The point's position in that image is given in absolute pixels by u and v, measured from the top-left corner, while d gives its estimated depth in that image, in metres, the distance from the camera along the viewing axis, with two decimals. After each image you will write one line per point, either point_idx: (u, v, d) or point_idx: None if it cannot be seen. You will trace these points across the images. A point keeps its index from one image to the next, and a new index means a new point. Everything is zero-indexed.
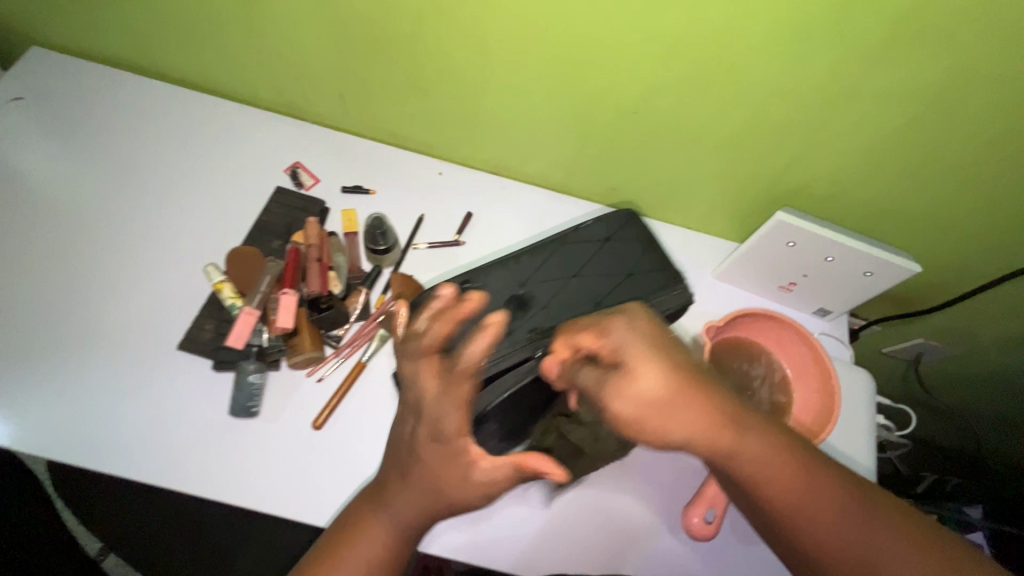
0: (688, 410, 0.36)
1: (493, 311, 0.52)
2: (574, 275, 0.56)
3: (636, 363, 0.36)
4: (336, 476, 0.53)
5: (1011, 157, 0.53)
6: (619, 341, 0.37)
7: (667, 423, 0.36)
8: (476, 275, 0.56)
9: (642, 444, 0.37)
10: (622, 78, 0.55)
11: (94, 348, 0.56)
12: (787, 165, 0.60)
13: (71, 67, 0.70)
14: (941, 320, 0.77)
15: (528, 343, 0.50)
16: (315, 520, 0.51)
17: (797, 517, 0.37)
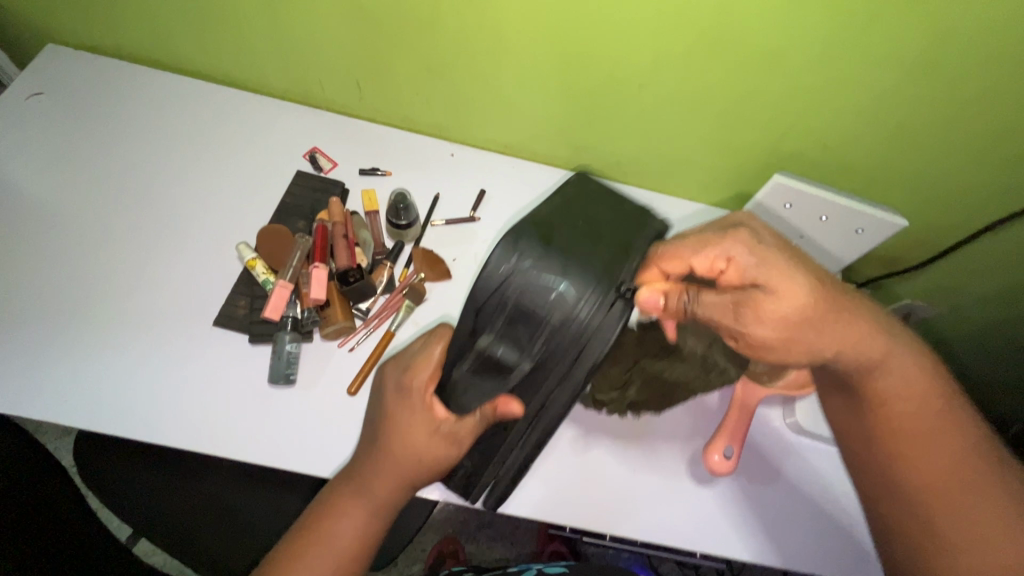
0: (815, 319, 0.46)
1: (575, 244, 0.52)
2: (620, 205, 0.57)
3: (773, 283, 0.46)
4: (345, 429, 0.56)
5: (986, 115, 0.58)
6: (753, 262, 0.46)
7: (795, 328, 0.46)
8: (543, 216, 0.54)
9: (768, 352, 0.47)
10: (628, 55, 0.59)
11: (131, 326, 0.58)
12: (782, 133, 0.64)
13: (88, 61, 0.72)
14: (927, 279, 0.82)
15: (620, 263, 0.52)
16: (320, 470, 0.54)
17: (890, 403, 0.47)
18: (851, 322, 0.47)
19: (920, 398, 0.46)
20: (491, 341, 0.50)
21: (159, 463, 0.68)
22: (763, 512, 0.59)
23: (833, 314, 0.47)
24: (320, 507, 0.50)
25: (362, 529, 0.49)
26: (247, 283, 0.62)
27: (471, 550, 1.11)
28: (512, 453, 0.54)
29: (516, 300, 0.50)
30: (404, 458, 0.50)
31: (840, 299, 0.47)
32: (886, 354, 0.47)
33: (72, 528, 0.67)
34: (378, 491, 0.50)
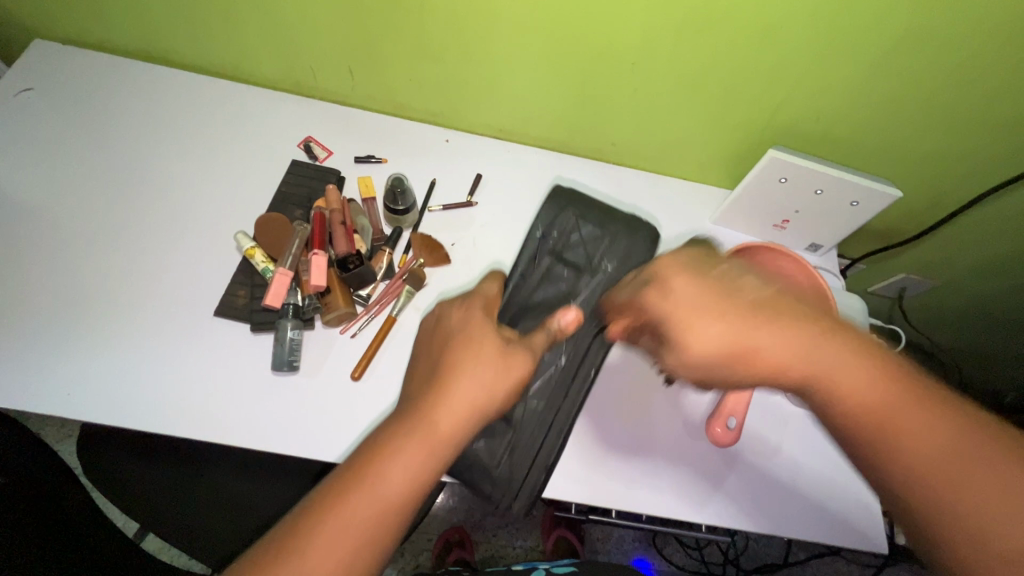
0: (735, 362, 0.42)
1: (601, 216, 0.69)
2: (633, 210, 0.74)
3: (682, 331, 0.42)
4: (346, 415, 0.56)
5: (977, 85, 0.58)
6: (659, 308, 0.44)
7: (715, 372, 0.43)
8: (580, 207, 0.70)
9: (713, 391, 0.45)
10: (620, 33, 0.58)
11: (133, 318, 0.58)
12: (774, 109, 0.64)
13: (77, 56, 0.71)
14: (920, 252, 0.83)
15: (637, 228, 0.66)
16: (328, 455, 0.55)
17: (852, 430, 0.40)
18: (775, 339, 0.41)
19: (881, 381, 0.39)
20: (552, 262, 0.62)
21: (164, 460, 0.69)
22: (766, 484, 0.61)
23: (757, 339, 0.41)
24: (359, 457, 0.38)
25: (416, 479, 0.38)
26: (247, 272, 0.62)
27: (477, 538, 1.12)
28: (562, 410, 0.57)
29: (574, 221, 0.63)
30: (466, 389, 0.43)
31: (762, 311, 0.42)
32: (822, 351, 0.40)
33: (84, 526, 0.68)
34: (442, 427, 0.40)
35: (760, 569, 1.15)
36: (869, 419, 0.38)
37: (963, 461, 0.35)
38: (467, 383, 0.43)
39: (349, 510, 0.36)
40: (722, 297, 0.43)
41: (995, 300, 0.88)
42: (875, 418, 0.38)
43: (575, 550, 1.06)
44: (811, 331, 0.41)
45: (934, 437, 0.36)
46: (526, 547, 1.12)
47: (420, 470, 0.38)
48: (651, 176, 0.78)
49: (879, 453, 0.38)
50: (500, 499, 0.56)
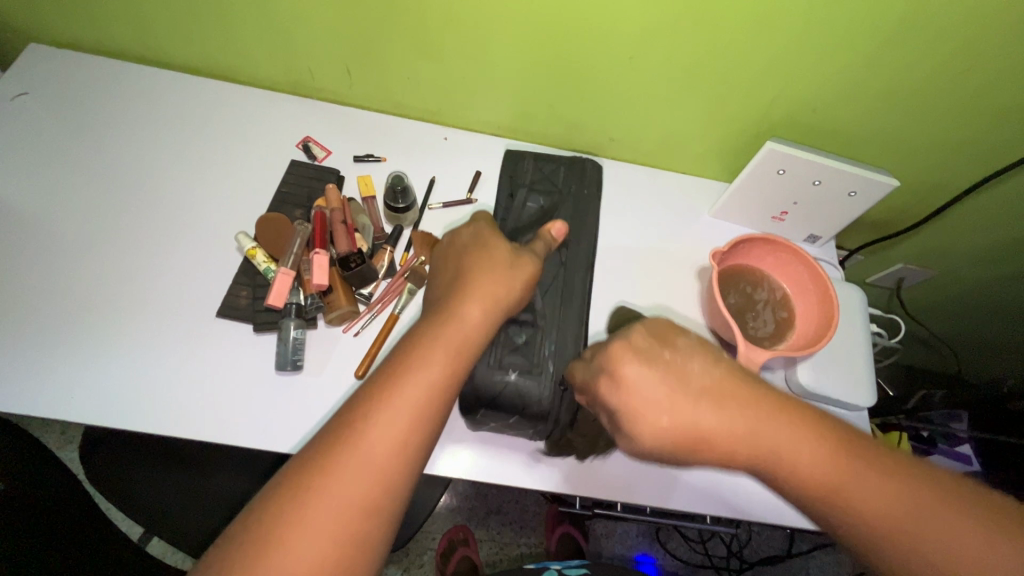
0: (689, 448, 0.44)
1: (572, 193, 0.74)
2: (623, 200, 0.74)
3: (635, 421, 0.45)
4: (306, 405, 0.56)
5: (971, 75, 0.59)
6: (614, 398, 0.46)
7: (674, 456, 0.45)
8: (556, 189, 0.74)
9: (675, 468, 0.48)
10: (618, 27, 0.58)
11: (135, 321, 0.58)
12: (770, 102, 0.65)
13: (73, 60, 0.71)
14: (917, 242, 0.84)
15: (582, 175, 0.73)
16: (282, 445, 0.54)
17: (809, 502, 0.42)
18: (724, 423, 0.43)
19: (834, 451, 0.41)
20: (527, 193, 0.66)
21: (169, 464, 0.69)
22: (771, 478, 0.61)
23: (709, 423, 0.43)
24: (404, 348, 0.44)
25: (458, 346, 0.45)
26: (248, 273, 0.62)
27: (482, 536, 1.12)
28: (568, 304, 0.60)
29: (534, 160, 0.68)
30: (483, 289, 0.49)
31: (711, 394, 0.44)
32: (775, 428, 0.43)
33: (88, 531, 0.68)
34: (468, 315, 0.47)
35: (764, 562, 1.16)
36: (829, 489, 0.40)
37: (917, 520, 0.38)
38: (487, 277, 0.50)
39: (408, 384, 0.41)
40: (672, 386, 0.45)
41: (990, 289, 0.89)
42: (833, 486, 0.40)
43: (580, 547, 1.06)
44: (761, 410, 0.43)
45: (892, 500, 0.39)
46: (531, 544, 1.13)
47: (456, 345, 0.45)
48: (649, 170, 0.78)
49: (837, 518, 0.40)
50: (547, 411, 0.55)
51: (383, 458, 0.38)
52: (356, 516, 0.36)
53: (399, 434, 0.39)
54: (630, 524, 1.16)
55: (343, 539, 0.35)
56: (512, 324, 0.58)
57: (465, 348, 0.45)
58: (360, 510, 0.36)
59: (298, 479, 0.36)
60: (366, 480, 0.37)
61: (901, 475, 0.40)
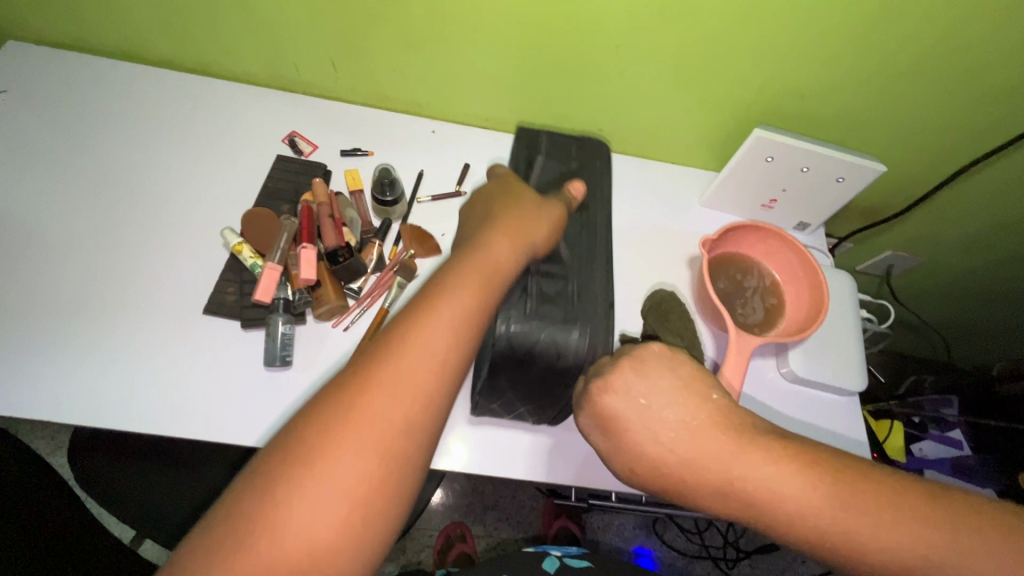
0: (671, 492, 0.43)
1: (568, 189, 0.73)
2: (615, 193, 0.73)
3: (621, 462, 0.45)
4: (270, 398, 0.55)
5: (954, 60, 0.59)
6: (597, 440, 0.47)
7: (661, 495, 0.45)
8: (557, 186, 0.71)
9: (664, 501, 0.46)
10: (603, 15, 0.58)
11: (120, 319, 0.58)
12: (756, 90, 0.65)
13: (52, 58, 0.70)
14: (905, 228, 0.84)
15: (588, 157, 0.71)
16: (247, 439, 0.54)
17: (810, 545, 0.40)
18: (698, 479, 0.42)
19: (833, 500, 0.38)
20: (543, 158, 0.65)
21: (161, 464, 0.69)
22: None
23: (686, 478, 0.42)
24: (436, 282, 0.44)
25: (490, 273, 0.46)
26: (235, 269, 0.61)
27: (478, 532, 1.12)
28: (601, 258, 0.57)
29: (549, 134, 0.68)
30: (505, 232, 0.51)
31: (686, 449, 0.42)
32: (761, 480, 0.40)
33: (79, 535, 0.67)
34: (498, 249, 0.49)
35: (760, 550, 1.16)
36: (830, 541, 0.38)
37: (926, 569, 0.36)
38: (515, 218, 0.52)
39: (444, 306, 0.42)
40: (645, 442, 0.44)
41: (977, 273, 0.89)
42: (832, 537, 0.38)
43: (577, 539, 1.06)
44: (743, 460, 0.41)
45: (899, 551, 0.37)
46: (527, 538, 1.12)
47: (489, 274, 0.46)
48: (638, 161, 0.78)
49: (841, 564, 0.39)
50: (582, 360, 0.51)
51: (421, 376, 0.38)
52: (395, 429, 0.36)
53: (436, 352, 0.39)
54: (626, 517, 1.16)
55: (379, 451, 0.35)
56: (540, 277, 0.54)
57: (497, 277, 0.46)
58: (395, 426, 0.36)
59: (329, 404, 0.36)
60: (404, 399, 0.37)
61: (909, 520, 0.37)
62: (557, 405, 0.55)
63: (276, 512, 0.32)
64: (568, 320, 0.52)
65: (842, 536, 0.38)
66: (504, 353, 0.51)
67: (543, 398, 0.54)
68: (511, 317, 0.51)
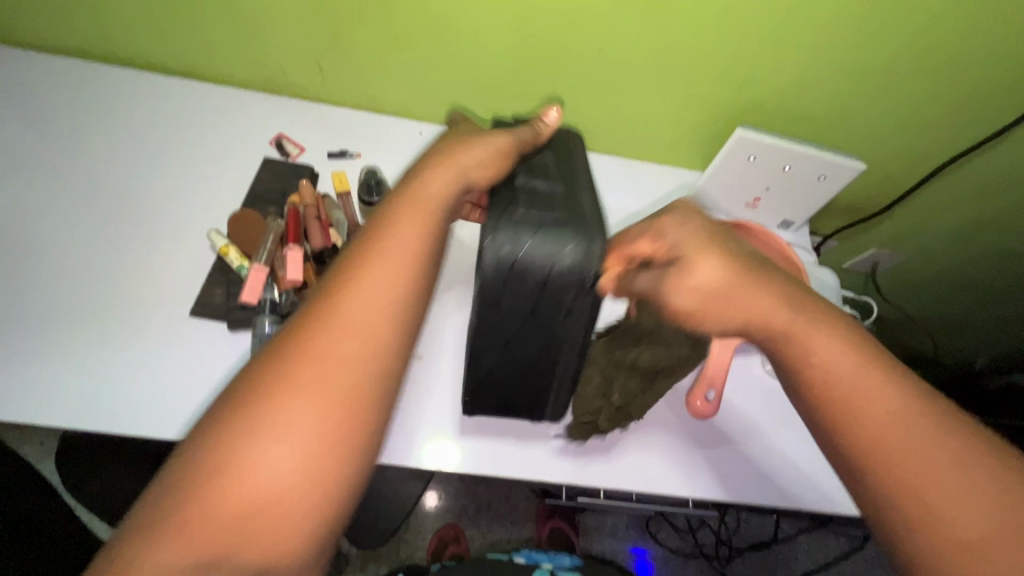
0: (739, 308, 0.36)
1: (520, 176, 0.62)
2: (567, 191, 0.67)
3: (693, 256, 0.38)
4: None
5: (929, 58, 0.60)
6: (677, 236, 0.40)
7: (726, 313, 0.37)
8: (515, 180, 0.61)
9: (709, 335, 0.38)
10: (586, 14, 0.58)
11: (105, 320, 0.58)
12: (738, 89, 0.66)
13: (36, 61, 0.70)
14: (888, 225, 0.86)
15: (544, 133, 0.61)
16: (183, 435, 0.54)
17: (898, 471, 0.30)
18: (724, 325, 0.37)
19: (890, 394, 0.32)
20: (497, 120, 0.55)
21: (148, 467, 0.68)
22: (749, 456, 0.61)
23: (714, 314, 0.37)
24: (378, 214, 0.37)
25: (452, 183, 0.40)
26: (222, 271, 0.61)
27: (472, 533, 1.12)
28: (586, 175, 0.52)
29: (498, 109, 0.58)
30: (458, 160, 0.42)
31: (726, 290, 0.37)
32: (812, 348, 0.34)
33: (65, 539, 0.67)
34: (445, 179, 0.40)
35: (752, 548, 1.17)
36: (855, 431, 0.31)
37: (950, 497, 0.28)
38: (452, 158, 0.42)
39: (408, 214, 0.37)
40: (680, 271, 0.38)
41: (960, 269, 0.91)
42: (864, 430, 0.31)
43: (569, 539, 1.06)
44: (809, 327, 0.35)
45: (934, 468, 0.29)
46: (521, 539, 1.12)
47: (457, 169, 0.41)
48: (625, 161, 0.79)
49: (899, 506, 0.29)
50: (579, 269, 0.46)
51: (398, 269, 0.33)
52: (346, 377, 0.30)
53: (415, 243, 0.35)
54: (619, 517, 1.17)
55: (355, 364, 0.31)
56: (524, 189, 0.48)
57: (462, 178, 0.41)
58: (377, 325, 0.31)
59: (303, 318, 0.31)
60: (357, 338, 0.31)
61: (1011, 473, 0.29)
62: (552, 361, 0.51)
63: (214, 475, 0.27)
64: (555, 235, 0.46)
65: (875, 428, 0.31)
66: (488, 283, 0.47)
67: (534, 347, 0.50)
68: (495, 229, 0.46)
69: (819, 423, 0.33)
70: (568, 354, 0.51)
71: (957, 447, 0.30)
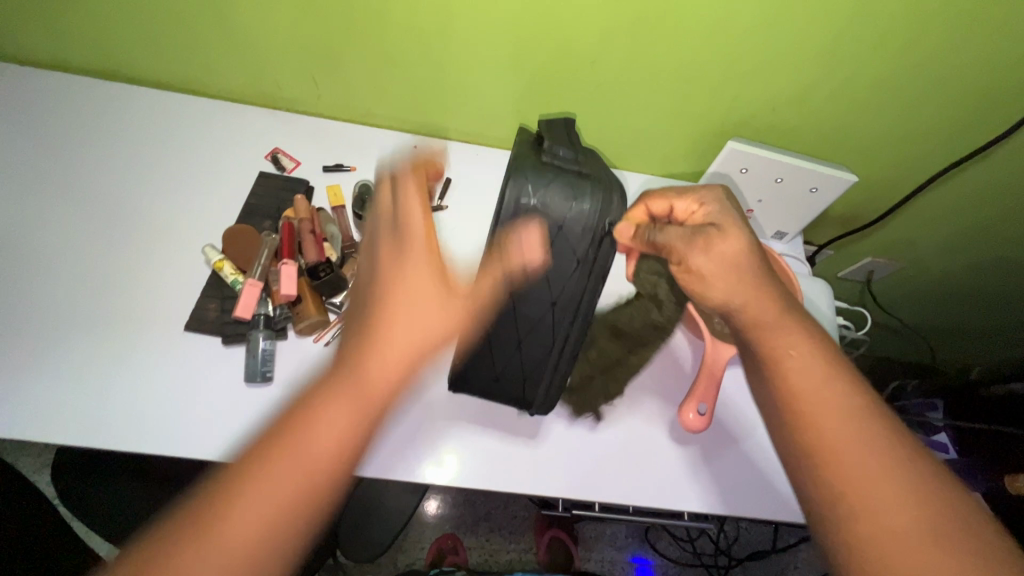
0: (745, 283, 0.47)
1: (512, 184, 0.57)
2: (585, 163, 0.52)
3: (727, 226, 0.48)
4: (241, 414, 0.56)
5: (918, 71, 0.61)
6: (717, 209, 0.50)
7: (734, 282, 0.47)
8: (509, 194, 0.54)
9: (706, 293, 0.48)
10: (577, 31, 0.59)
11: (100, 335, 0.58)
12: (729, 103, 0.66)
13: (34, 77, 0.70)
14: (882, 235, 0.86)
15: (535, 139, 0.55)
16: (197, 454, 0.54)
17: (840, 481, 0.38)
18: (727, 284, 0.47)
19: (839, 398, 0.41)
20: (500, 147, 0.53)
21: (143, 480, 0.68)
22: (743, 468, 0.62)
23: (726, 273, 0.47)
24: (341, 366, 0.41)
25: (418, 337, 0.43)
26: (217, 286, 0.61)
27: (470, 543, 1.11)
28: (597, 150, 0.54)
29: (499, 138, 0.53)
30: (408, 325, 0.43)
31: (742, 261, 0.47)
32: (792, 348, 0.45)
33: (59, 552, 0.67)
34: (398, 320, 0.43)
35: (752, 557, 1.16)
36: (816, 436, 0.40)
37: (863, 491, 0.37)
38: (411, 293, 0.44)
39: (376, 357, 0.41)
40: (714, 236, 0.48)
41: (955, 277, 0.91)
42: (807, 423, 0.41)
43: (567, 550, 1.06)
44: (793, 338, 0.45)
45: (856, 466, 0.38)
46: (519, 549, 1.12)
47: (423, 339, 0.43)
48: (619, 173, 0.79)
49: (837, 514, 0.38)
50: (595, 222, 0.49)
51: (349, 415, 0.38)
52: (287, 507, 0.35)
53: (356, 396, 0.39)
54: (618, 526, 1.16)
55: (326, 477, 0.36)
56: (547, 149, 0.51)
57: (428, 342, 0.43)
58: (331, 453, 0.37)
59: (276, 440, 0.37)
60: (296, 469, 0.35)
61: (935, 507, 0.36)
62: (558, 321, 0.52)
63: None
64: (574, 187, 0.49)
65: (815, 420, 0.41)
66: (506, 223, 0.49)
67: (542, 303, 0.52)
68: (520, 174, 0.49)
69: (782, 417, 0.43)
70: (574, 316, 0.52)
71: (881, 454, 0.39)
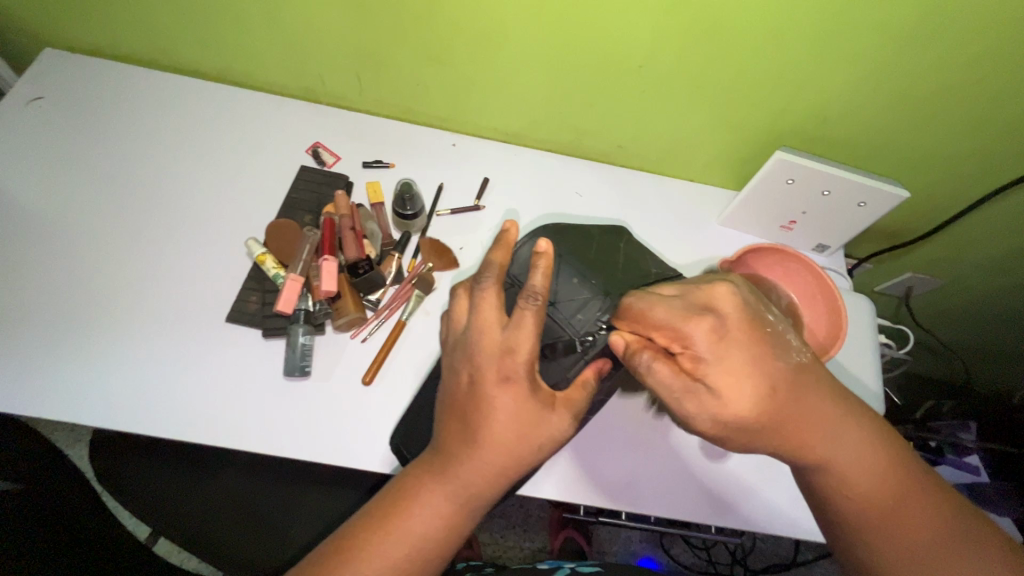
0: (757, 429, 0.42)
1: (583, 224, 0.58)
2: None
3: (725, 385, 0.40)
4: (276, 404, 0.57)
5: (979, 87, 0.58)
6: (711, 352, 0.41)
7: (743, 431, 0.42)
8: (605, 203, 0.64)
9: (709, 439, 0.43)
10: (628, 34, 0.58)
11: (144, 322, 0.59)
12: (776, 113, 0.65)
13: (86, 65, 0.72)
14: (927, 251, 0.83)
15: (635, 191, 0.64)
16: (232, 444, 0.55)
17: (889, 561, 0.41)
18: (736, 434, 0.42)
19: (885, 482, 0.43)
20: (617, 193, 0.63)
21: (175, 464, 0.70)
22: (777, 489, 0.61)
23: (727, 432, 0.42)
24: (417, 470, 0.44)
25: (520, 433, 0.42)
26: (258, 279, 0.62)
27: (484, 539, 1.11)
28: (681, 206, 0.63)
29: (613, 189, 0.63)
30: (496, 435, 0.42)
31: (749, 417, 0.41)
32: (839, 442, 0.43)
33: (96, 528, 0.69)
34: (495, 412, 0.42)
35: (767, 570, 1.15)
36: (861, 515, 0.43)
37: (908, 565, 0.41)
38: (513, 409, 0.42)
39: (470, 452, 0.42)
40: (704, 394, 0.41)
41: (1000, 297, 0.88)
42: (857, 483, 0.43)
43: (582, 551, 1.06)
44: (833, 424, 0.43)
45: (891, 529, 0.42)
46: (533, 548, 1.12)
47: (521, 435, 0.42)
48: (657, 177, 0.78)
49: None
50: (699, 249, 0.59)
51: (421, 528, 0.42)
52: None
53: (434, 521, 0.42)
54: (633, 530, 1.16)
55: (448, 526, 0.42)
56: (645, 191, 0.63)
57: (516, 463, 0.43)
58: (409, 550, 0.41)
59: (358, 530, 0.42)
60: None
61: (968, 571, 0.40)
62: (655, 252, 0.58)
63: None
64: None
65: (845, 471, 0.43)
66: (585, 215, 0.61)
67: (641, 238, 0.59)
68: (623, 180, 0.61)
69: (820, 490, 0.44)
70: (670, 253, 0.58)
71: (916, 514, 0.42)
